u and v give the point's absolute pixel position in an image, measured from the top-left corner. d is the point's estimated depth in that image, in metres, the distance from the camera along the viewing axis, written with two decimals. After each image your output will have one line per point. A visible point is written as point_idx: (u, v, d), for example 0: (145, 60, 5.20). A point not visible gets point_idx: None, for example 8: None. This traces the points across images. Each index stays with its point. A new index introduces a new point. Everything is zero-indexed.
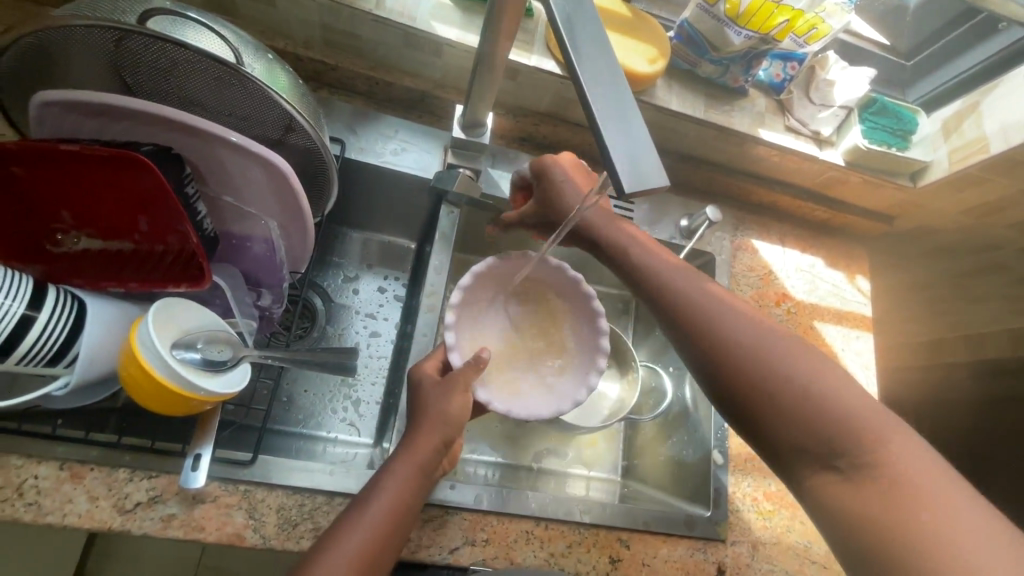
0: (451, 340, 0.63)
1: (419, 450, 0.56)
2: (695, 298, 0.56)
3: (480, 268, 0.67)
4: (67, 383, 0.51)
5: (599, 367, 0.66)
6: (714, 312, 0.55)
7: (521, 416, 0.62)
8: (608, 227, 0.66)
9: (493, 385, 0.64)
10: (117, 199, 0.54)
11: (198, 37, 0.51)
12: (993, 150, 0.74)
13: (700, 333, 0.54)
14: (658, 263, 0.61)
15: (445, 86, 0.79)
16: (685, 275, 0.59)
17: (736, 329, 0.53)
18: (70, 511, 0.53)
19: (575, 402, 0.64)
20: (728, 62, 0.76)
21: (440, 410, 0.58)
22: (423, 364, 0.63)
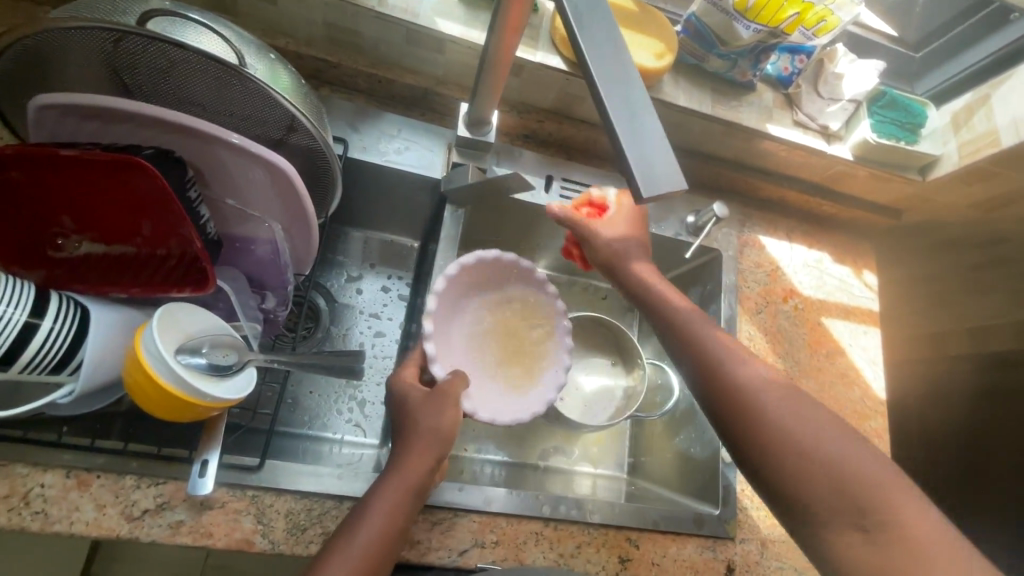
0: (432, 352, 0.63)
1: (419, 462, 0.55)
2: (709, 345, 0.60)
3: (453, 273, 0.67)
4: (73, 391, 0.50)
5: (566, 363, 0.70)
6: (724, 361, 0.58)
7: (507, 423, 0.64)
8: (640, 273, 0.67)
9: (474, 394, 0.65)
10: (119, 203, 0.53)
11: (198, 38, 0.50)
12: (1005, 143, 0.73)
13: (711, 378, 0.58)
14: (681, 309, 0.63)
15: (449, 84, 0.78)
16: (704, 323, 0.62)
17: (747, 380, 0.56)
18: (77, 519, 0.53)
19: (550, 402, 0.67)
20: (736, 57, 0.75)
21: (431, 425, 0.56)
22: (401, 373, 0.62)
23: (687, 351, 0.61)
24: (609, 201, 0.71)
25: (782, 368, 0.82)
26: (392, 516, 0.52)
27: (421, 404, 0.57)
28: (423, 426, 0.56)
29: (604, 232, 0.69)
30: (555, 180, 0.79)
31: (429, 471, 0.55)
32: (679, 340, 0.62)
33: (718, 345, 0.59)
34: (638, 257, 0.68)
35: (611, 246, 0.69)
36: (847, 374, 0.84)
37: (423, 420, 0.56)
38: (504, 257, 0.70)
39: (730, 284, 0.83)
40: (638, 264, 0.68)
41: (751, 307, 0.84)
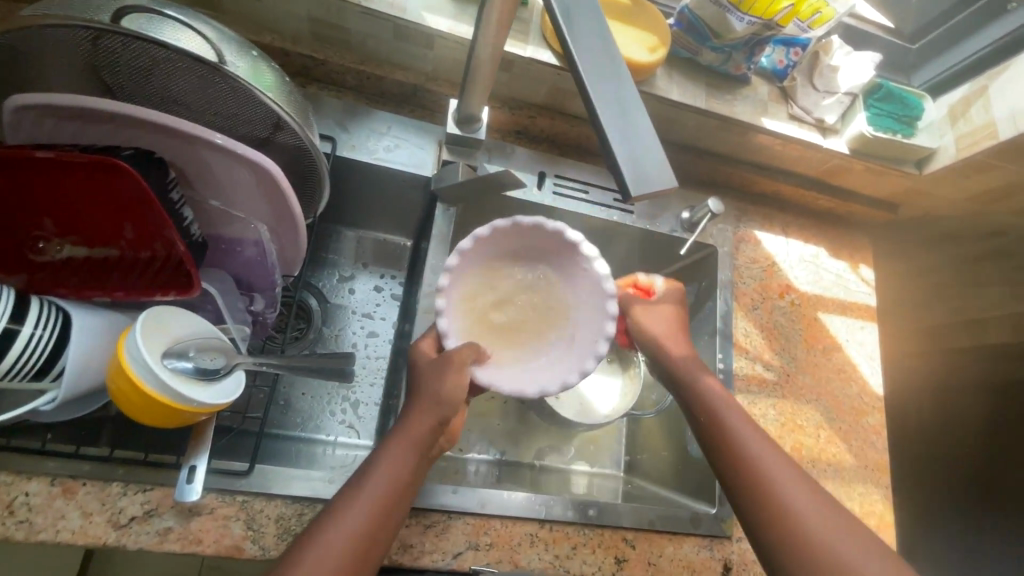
0: (444, 326, 0.58)
1: (421, 423, 0.55)
2: (750, 445, 0.57)
3: (468, 245, 0.60)
4: (55, 398, 0.49)
5: (608, 332, 0.58)
6: (762, 461, 0.56)
7: (530, 396, 0.56)
8: (660, 343, 0.67)
9: (495, 365, 0.58)
10: (100, 205, 0.51)
11: (177, 35, 0.48)
12: (1002, 135, 0.72)
13: (746, 478, 0.56)
14: (721, 403, 0.61)
15: (439, 80, 0.77)
16: (745, 421, 0.60)
17: (787, 487, 0.54)
18: (63, 528, 0.52)
19: (584, 372, 0.57)
20: (729, 50, 0.74)
21: (433, 391, 0.55)
22: (419, 344, 0.61)
23: (721, 444, 0.59)
24: (656, 287, 0.71)
25: (778, 365, 0.81)
26: (395, 476, 0.52)
27: (427, 371, 0.56)
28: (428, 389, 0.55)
29: (652, 318, 0.69)
30: (547, 178, 0.78)
31: (432, 431, 0.55)
32: (716, 434, 0.60)
33: (759, 446, 0.57)
34: (681, 344, 0.67)
35: (656, 334, 0.68)
36: (845, 370, 0.84)
37: (428, 387, 0.55)
38: (524, 223, 0.60)
39: (726, 280, 0.82)
40: (681, 353, 0.66)
41: (747, 303, 0.83)
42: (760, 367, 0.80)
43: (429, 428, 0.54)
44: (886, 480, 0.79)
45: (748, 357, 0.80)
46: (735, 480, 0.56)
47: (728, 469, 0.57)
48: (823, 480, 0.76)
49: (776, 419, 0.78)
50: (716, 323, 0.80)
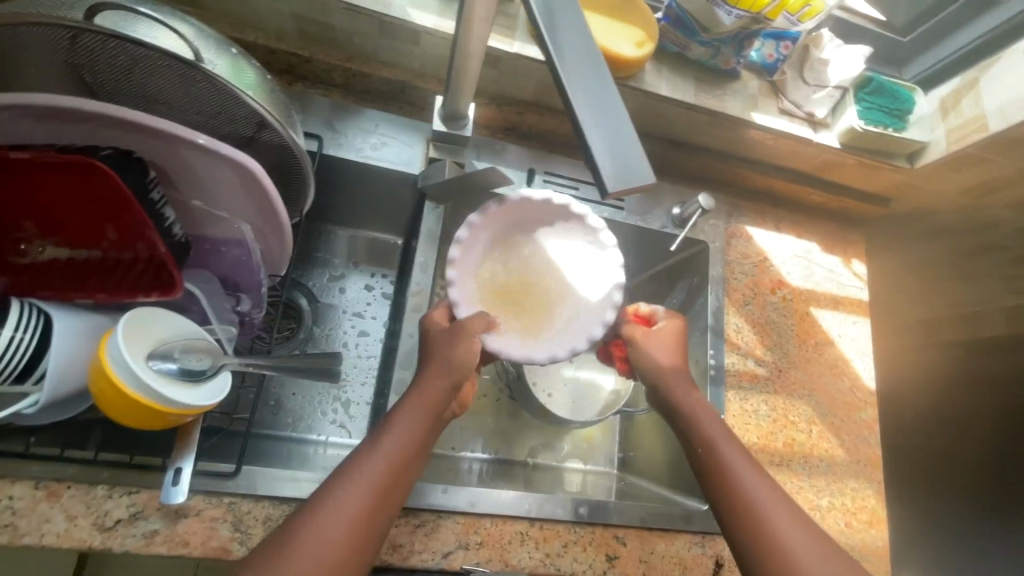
0: (455, 296, 0.58)
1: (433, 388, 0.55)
2: (748, 486, 0.56)
3: (480, 218, 0.60)
4: (37, 402, 0.49)
5: (614, 301, 0.60)
6: (761, 503, 0.55)
7: (542, 360, 0.57)
8: (655, 373, 0.64)
9: (506, 332, 0.58)
10: (80, 207, 0.50)
11: (154, 34, 0.48)
12: (993, 128, 0.72)
13: (744, 520, 0.54)
14: (721, 441, 0.59)
15: (425, 77, 0.76)
16: (745, 462, 0.58)
17: (783, 528, 0.53)
18: (47, 531, 0.52)
19: (593, 339, 0.58)
20: (718, 44, 0.74)
21: (445, 355, 0.55)
22: (432, 313, 0.61)
23: (719, 483, 0.57)
24: (656, 316, 0.68)
25: (770, 361, 0.81)
26: (408, 439, 0.52)
27: (441, 336, 0.57)
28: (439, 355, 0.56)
29: (650, 354, 0.65)
30: (536, 174, 0.78)
31: (446, 396, 0.55)
32: (714, 471, 0.58)
33: (757, 487, 0.56)
34: (682, 379, 0.64)
35: (656, 373, 0.64)
36: (837, 365, 0.83)
37: (439, 353, 0.56)
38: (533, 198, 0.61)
39: (718, 276, 0.82)
40: (681, 389, 0.63)
41: (739, 299, 0.83)
42: (752, 363, 0.80)
43: (441, 394, 0.55)
44: (878, 474, 0.79)
45: (740, 353, 0.80)
46: (735, 522, 0.55)
47: (725, 506, 0.56)
48: (815, 476, 0.76)
49: (768, 415, 0.78)
50: (707, 320, 0.80)
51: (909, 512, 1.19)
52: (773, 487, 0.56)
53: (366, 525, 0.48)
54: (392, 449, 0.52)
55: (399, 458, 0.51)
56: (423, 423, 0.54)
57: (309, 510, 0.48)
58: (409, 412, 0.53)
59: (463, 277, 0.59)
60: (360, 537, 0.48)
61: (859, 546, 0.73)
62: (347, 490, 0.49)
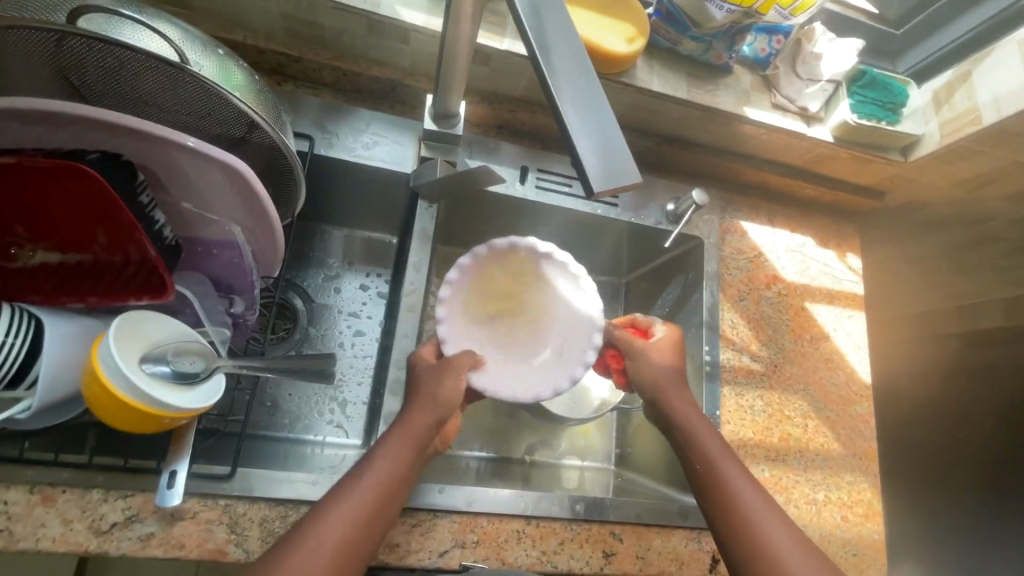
0: (444, 333, 0.61)
1: (419, 421, 0.55)
2: (747, 503, 0.55)
3: (468, 261, 0.63)
4: (31, 407, 0.49)
5: (595, 343, 0.61)
6: (758, 520, 0.54)
7: (523, 400, 0.58)
8: (655, 382, 0.63)
9: (492, 370, 0.60)
10: (70, 211, 0.50)
11: (139, 36, 0.47)
12: (986, 121, 0.72)
13: (743, 536, 0.53)
14: (720, 458, 0.58)
15: (416, 75, 0.76)
16: (745, 479, 0.57)
17: (781, 546, 0.52)
18: (43, 536, 0.52)
19: (573, 378, 0.59)
20: (710, 39, 0.74)
21: (430, 391, 0.56)
22: (420, 351, 0.62)
23: (717, 498, 0.56)
24: (654, 330, 0.68)
25: (765, 356, 0.81)
26: (390, 476, 0.52)
27: (425, 374, 0.58)
28: (427, 390, 0.57)
29: (651, 362, 0.64)
30: (529, 172, 0.78)
31: (430, 429, 0.55)
32: (710, 490, 0.57)
33: (755, 505, 0.55)
34: (683, 398, 0.63)
35: (656, 382, 0.63)
36: (832, 359, 0.83)
37: (424, 389, 0.57)
38: (519, 244, 0.63)
39: (712, 272, 0.82)
40: (681, 405, 0.62)
41: (734, 295, 0.83)
42: (747, 358, 0.80)
43: (424, 429, 0.55)
44: (874, 468, 0.79)
45: (735, 348, 0.80)
46: (735, 536, 0.54)
47: (722, 522, 0.55)
48: (811, 470, 0.76)
49: (763, 410, 0.78)
50: (702, 316, 0.80)
51: (907, 504, 1.19)
52: (770, 502, 0.56)
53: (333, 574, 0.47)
54: (367, 491, 0.51)
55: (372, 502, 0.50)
56: (401, 464, 0.53)
57: (277, 554, 0.47)
58: (386, 453, 0.53)
59: (451, 316, 0.62)
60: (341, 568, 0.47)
61: (855, 539, 0.74)
62: (317, 535, 0.48)
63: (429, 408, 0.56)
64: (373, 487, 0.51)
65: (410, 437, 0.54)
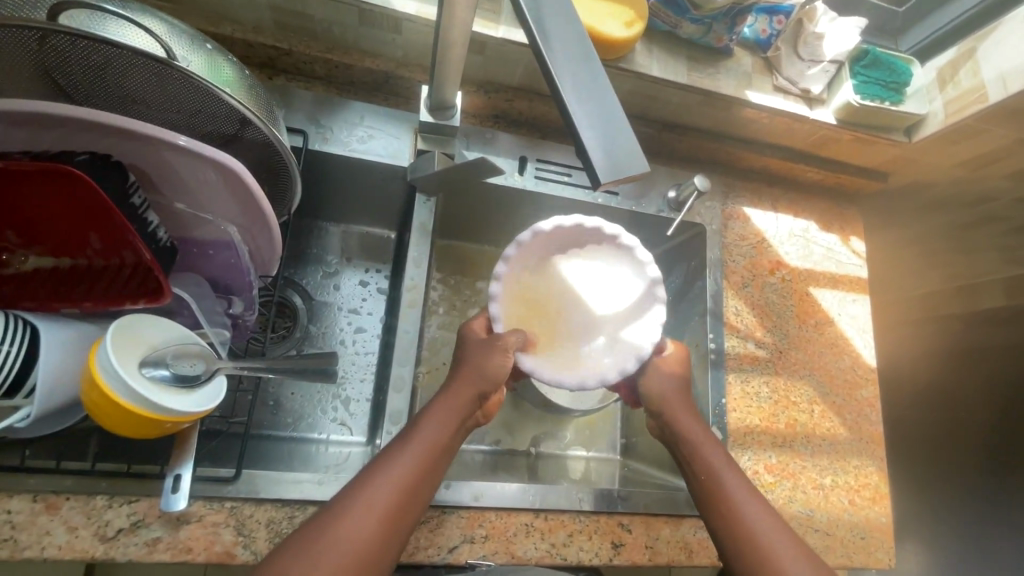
0: (496, 311, 0.58)
1: (463, 395, 0.55)
2: (748, 516, 0.54)
3: (526, 237, 0.60)
4: (30, 414, 0.48)
5: (653, 337, 0.58)
6: (760, 533, 0.52)
7: (569, 387, 0.55)
8: (665, 398, 0.62)
9: (541, 352, 0.57)
10: (60, 216, 0.49)
11: (124, 32, 0.46)
12: (991, 98, 0.70)
13: (746, 549, 0.52)
14: (724, 469, 0.57)
15: (410, 66, 0.75)
16: (746, 492, 0.55)
17: (785, 560, 0.51)
18: (48, 543, 0.51)
19: (625, 371, 0.56)
20: (709, 21, 0.72)
21: (478, 362, 0.56)
22: (472, 322, 0.61)
23: (719, 510, 0.55)
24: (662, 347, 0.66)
25: (770, 342, 0.80)
26: (436, 445, 0.52)
27: (474, 346, 0.57)
28: (472, 362, 0.56)
29: (660, 375, 0.63)
30: (528, 162, 0.76)
31: (473, 402, 0.55)
32: (711, 501, 0.56)
33: (756, 518, 0.53)
34: (688, 409, 0.61)
35: (664, 395, 0.62)
36: (837, 344, 0.83)
37: (471, 359, 0.56)
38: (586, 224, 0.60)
39: (715, 259, 0.81)
40: (687, 418, 0.61)
41: (737, 282, 0.82)
42: (752, 345, 0.79)
43: (466, 401, 0.55)
44: (881, 451, 0.79)
45: (740, 336, 0.79)
46: (736, 548, 0.53)
47: (724, 532, 0.54)
48: (818, 455, 0.76)
49: (769, 396, 0.77)
50: (707, 303, 0.79)
51: (912, 486, 1.20)
52: (773, 516, 0.54)
53: (382, 541, 0.47)
54: (405, 467, 0.50)
55: (410, 479, 0.49)
56: (447, 433, 0.53)
57: (324, 526, 0.46)
58: (426, 427, 0.53)
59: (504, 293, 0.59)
60: (389, 534, 0.47)
61: (862, 522, 0.74)
62: (356, 512, 0.46)
63: (471, 381, 0.55)
64: (411, 464, 0.50)
65: (451, 408, 0.54)
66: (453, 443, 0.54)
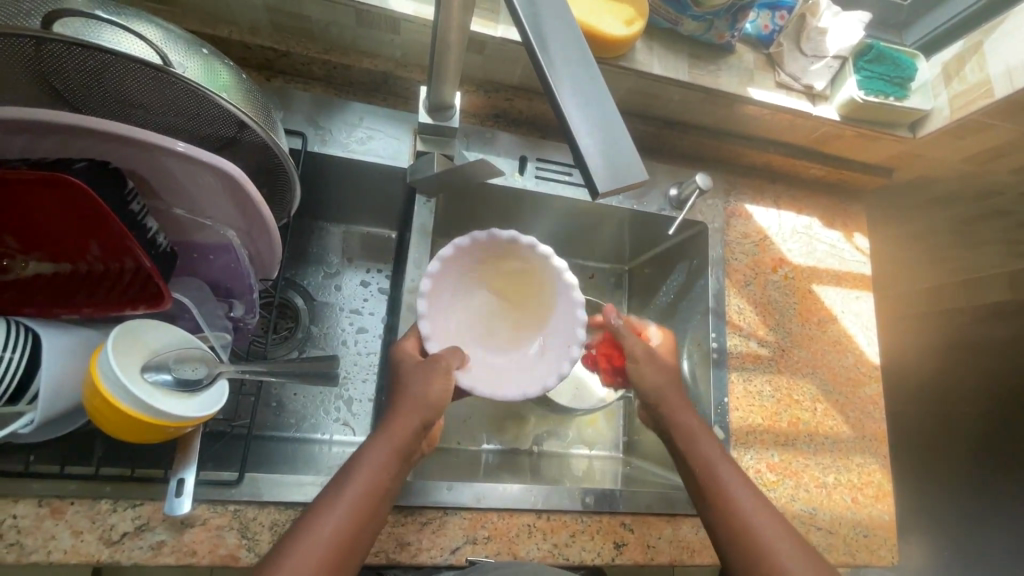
0: (426, 330, 0.59)
1: (403, 430, 0.52)
2: (749, 516, 0.53)
3: (447, 253, 0.62)
4: (33, 420, 0.48)
5: (580, 338, 0.62)
6: (758, 529, 0.52)
7: (509, 398, 0.58)
8: (660, 388, 0.62)
9: (475, 370, 0.60)
10: (59, 223, 0.48)
11: (118, 39, 0.45)
12: (997, 94, 0.69)
13: (743, 542, 0.52)
14: (719, 462, 0.57)
15: (409, 66, 0.74)
16: (747, 490, 0.55)
17: (779, 549, 0.51)
18: (54, 548, 0.52)
19: (561, 377, 0.60)
20: (711, 18, 0.71)
21: (418, 394, 0.54)
22: (403, 344, 0.60)
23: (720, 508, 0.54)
24: (651, 335, 0.69)
25: (773, 340, 0.80)
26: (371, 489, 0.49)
27: (412, 372, 0.56)
28: (415, 391, 0.54)
29: (653, 370, 0.62)
30: (528, 162, 0.76)
31: (415, 436, 0.53)
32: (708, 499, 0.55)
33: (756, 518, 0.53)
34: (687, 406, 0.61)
35: (660, 391, 0.61)
36: (840, 341, 0.83)
37: (411, 390, 0.54)
38: (500, 235, 0.62)
39: (717, 257, 0.81)
40: (683, 411, 0.60)
41: (739, 280, 0.81)
42: (755, 344, 0.79)
43: (409, 434, 0.52)
44: (884, 449, 0.79)
45: (742, 334, 0.79)
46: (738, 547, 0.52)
47: (723, 527, 0.54)
48: (821, 453, 0.76)
49: (772, 395, 0.77)
50: (709, 302, 0.78)
51: (913, 481, 1.20)
52: (775, 514, 0.54)
53: None
54: (338, 521, 0.47)
55: (344, 534, 0.47)
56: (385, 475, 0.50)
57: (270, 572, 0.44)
58: (361, 474, 0.50)
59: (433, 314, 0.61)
60: None
61: (865, 521, 0.74)
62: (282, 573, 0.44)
63: (416, 411, 0.53)
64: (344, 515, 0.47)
65: (388, 451, 0.51)
66: (393, 488, 0.51)
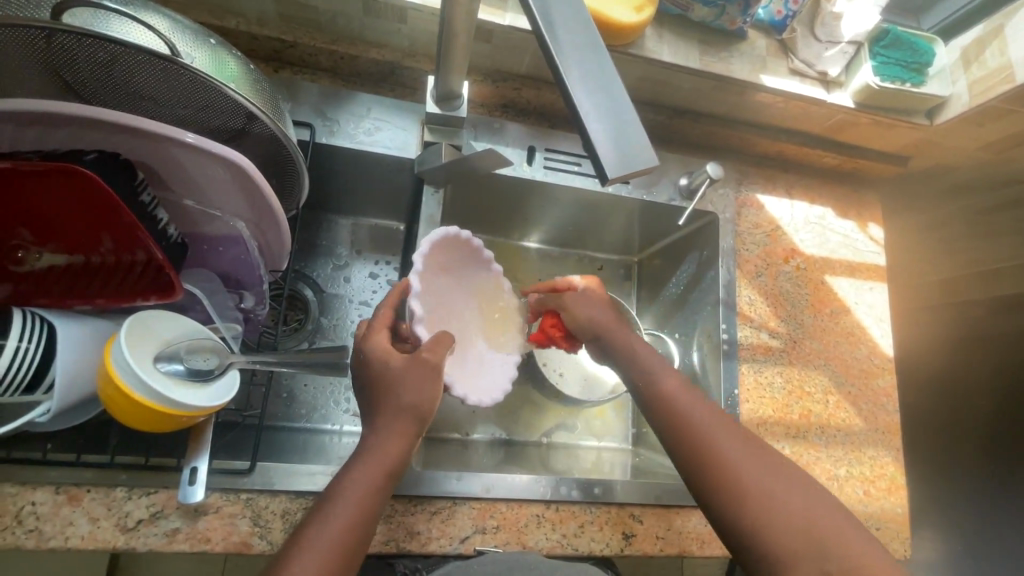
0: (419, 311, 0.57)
1: (395, 446, 0.50)
2: (697, 415, 0.54)
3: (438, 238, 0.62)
4: (49, 409, 0.49)
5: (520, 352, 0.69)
6: (693, 416, 0.54)
7: (480, 400, 0.61)
8: (597, 319, 0.65)
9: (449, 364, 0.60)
10: (71, 215, 0.49)
11: (125, 29, 0.45)
12: (1019, 78, 0.68)
13: (681, 429, 0.53)
14: (654, 362, 0.59)
15: (417, 55, 0.74)
16: (786, 477, 0.49)
17: (713, 429, 0.53)
18: (72, 534, 0.53)
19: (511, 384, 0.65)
20: (723, 3, 0.70)
21: (410, 401, 0.51)
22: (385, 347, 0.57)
23: (755, 506, 0.48)
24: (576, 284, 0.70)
25: (784, 332, 0.79)
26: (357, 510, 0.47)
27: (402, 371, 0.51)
28: (402, 402, 0.51)
29: (587, 307, 0.66)
30: (537, 152, 0.75)
31: (407, 452, 0.50)
32: (725, 494, 0.49)
33: (749, 463, 0.50)
34: (695, 396, 0.56)
35: (594, 322, 0.64)
36: (853, 333, 0.81)
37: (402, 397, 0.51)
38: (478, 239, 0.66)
39: (728, 247, 0.80)
40: (620, 329, 0.63)
41: (751, 270, 0.80)
42: (766, 335, 0.78)
43: (400, 452, 0.50)
44: (897, 442, 0.78)
45: (753, 326, 0.78)
46: (794, 549, 0.46)
47: (663, 422, 0.55)
48: (832, 446, 0.75)
49: (783, 387, 0.76)
50: (719, 294, 0.78)
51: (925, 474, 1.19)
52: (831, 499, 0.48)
53: None
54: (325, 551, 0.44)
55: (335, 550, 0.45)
56: (370, 495, 0.48)
57: None
58: (346, 497, 0.47)
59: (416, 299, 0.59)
60: None
61: (877, 513, 0.73)
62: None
63: (405, 433, 0.50)
64: (321, 561, 0.44)
65: (366, 483, 0.48)
66: (374, 519, 0.48)
